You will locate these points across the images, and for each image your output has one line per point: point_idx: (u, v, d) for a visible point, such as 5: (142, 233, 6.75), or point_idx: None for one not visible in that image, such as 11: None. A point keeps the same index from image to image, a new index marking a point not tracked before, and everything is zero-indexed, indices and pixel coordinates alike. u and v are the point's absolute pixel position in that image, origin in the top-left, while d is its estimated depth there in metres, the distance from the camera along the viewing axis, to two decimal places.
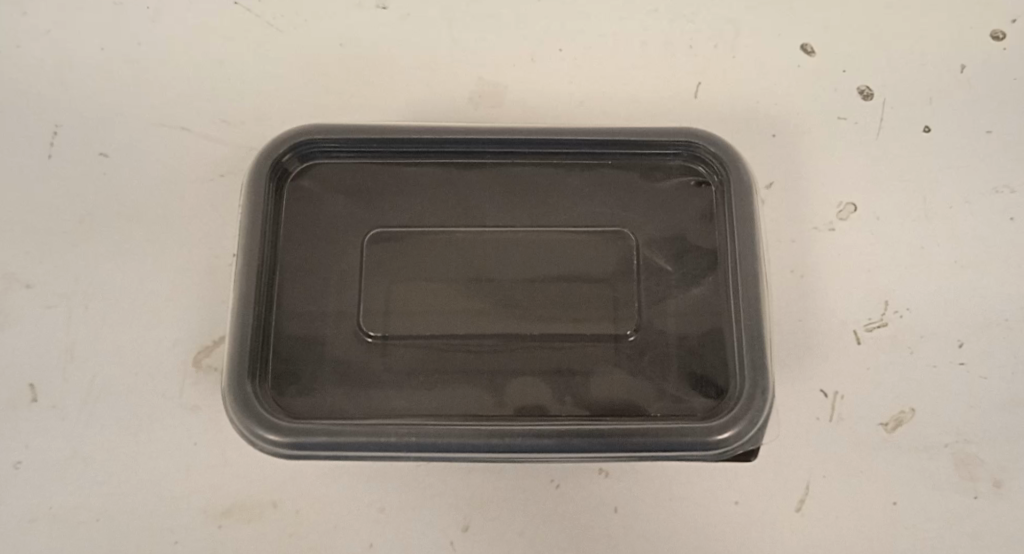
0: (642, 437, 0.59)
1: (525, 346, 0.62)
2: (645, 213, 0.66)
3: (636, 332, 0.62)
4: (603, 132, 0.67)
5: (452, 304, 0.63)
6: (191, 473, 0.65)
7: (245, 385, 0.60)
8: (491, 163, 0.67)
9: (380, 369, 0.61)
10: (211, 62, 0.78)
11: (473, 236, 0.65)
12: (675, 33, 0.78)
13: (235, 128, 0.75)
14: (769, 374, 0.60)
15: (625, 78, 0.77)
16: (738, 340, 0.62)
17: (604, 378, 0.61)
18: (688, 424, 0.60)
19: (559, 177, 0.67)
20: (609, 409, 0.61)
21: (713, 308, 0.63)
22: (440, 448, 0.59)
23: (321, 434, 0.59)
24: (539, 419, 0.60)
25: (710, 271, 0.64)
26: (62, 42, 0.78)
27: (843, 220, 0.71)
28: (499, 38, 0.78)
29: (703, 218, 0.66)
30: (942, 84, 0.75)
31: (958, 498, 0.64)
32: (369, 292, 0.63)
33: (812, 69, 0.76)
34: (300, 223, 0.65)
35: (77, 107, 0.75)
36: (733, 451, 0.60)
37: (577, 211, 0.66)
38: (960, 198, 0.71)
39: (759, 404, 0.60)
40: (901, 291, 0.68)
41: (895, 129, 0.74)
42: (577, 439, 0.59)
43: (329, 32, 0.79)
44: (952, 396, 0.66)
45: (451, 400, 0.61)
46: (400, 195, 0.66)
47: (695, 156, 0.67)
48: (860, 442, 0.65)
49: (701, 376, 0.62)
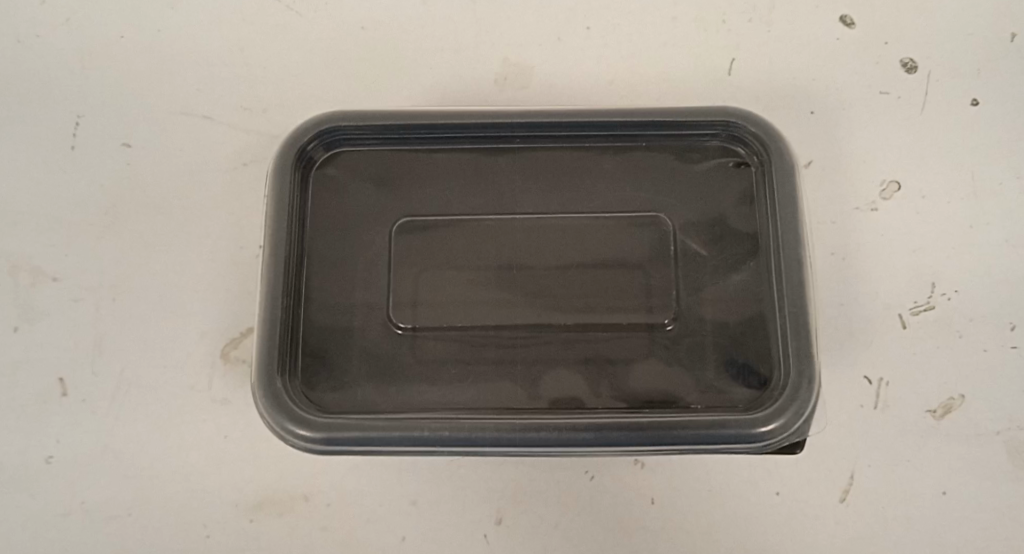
0: (683, 430, 0.57)
1: (558, 337, 0.60)
2: (681, 197, 0.63)
3: (674, 321, 0.60)
4: (637, 113, 0.64)
5: (484, 295, 0.61)
6: (222, 467, 0.64)
7: (275, 380, 0.59)
8: (521, 148, 0.65)
9: (412, 361, 0.60)
10: (232, 49, 0.76)
11: (503, 223, 0.63)
12: (707, 7, 0.76)
13: (257, 116, 0.73)
14: (814, 363, 0.58)
15: (655, 55, 0.74)
16: (782, 328, 0.59)
17: (642, 368, 0.59)
18: (731, 415, 0.58)
19: (591, 161, 0.64)
20: (648, 401, 0.59)
21: (754, 294, 0.61)
22: (474, 443, 0.57)
23: (353, 430, 0.58)
24: (575, 413, 0.58)
25: (750, 256, 0.62)
26: (82, 31, 0.77)
27: (886, 199, 0.68)
28: (525, 17, 0.76)
29: (742, 200, 0.63)
30: (990, 54, 0.72)
31: (1011, 487, 0.62)
32: (398, 283, 0.61)
33: (852, 42, 0.73)
34: (326, 214, 0.64)
35: (99, 96, 0.74)
36: (778, 443, 0.58)
37: (610, 196, 0.64)
38: (1011, 174, 0.68)
39: (805, 396, 0.58)
40: (949, 273, 0.66)
41: (941, 103, 0.71)
42: (616, 433, 0.57)
43: (350, 15, 0.77)
44: (1003, 381, 0.63)
45: (485, 394, 0.59)
46: (428, 183, 0.64)
47: (733, 137, 0.65)
48: (907, 429, 0.63)
49: (743, 365, 0.60)
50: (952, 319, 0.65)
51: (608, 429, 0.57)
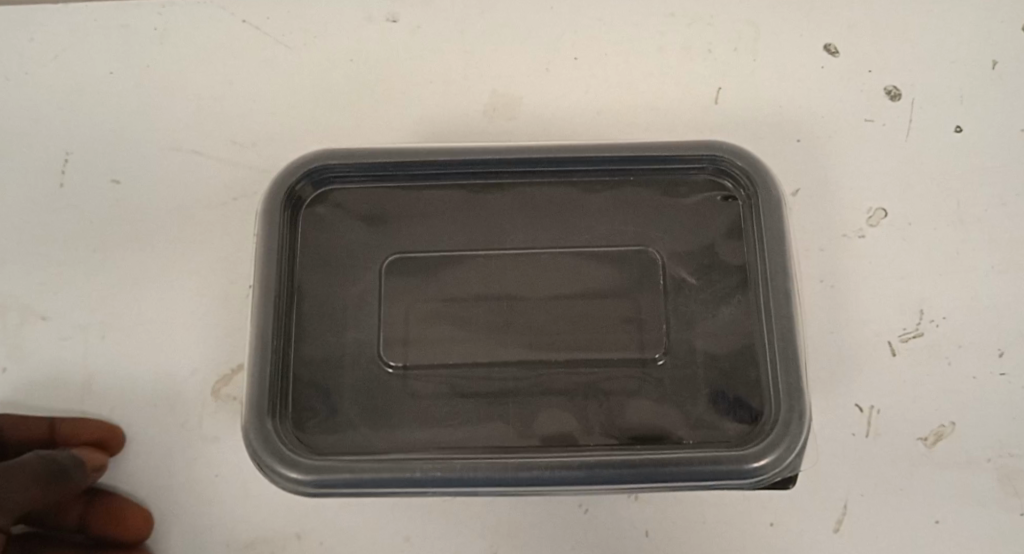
0: (674, 467, 0.57)
1: (549, 373, 0.60)
2: (669, 230, 0.64)
3: (665, 355, 0.60)
4: (624, 147, 0.65)
5: (475, 333, 0.61)
6: (213, 506, 0.64)
7: (266, 422, 0.58)
8: (510, 184, 0.65)
9: (404, 400, 0.60)
10: (220, 84, 0.76)
11: (493, 259, 0.63)
12: (693, 36, 0.76)
13: (246, 151, 0.73)
14: (805, 398, 0.58)
15: (643, 85, 0.75)
16: (771, 362, 0.60)
17: (633, 404, 0.59)
18: (722, 451, 0.58)
19: (579, 196, 0.65)
20: (639, 437, 0.59)
21: (744, 328, 0.61)
22: (466, 483, 0.57)
23: (345, 472, 0.57)
24: (567, 450, 0.58)
25: (739, 289, 0.62)
26: (70, 67, 0.77)
27: (873, 226, 0.68)
28: (512, 48, 0.77)
29: (730, 233, 0.64)
30: (972, 82, 0.73)
31: (1003, 515, 0.62)
32: (389, 321, 0.61)
33: (836, 70, 0.74)
34: (316, 253, 0.64)
35: (88, 133, 0.75)
36: (770, 478, 0.58)
37: (599, 230, 0.64)
38: (996, 201, 0.69)
39: (796, 430, 0.58)
40: (936, 300, 0.66)
41: (925, 131, 0.71)
42: (607, 470, 0.57)
43: (339, 48, 0.77)
44: (993, 409, 0.64)
45: (476, 432, 0.59)
46: (417, 220, 0.64)
47: (721, 170, 0.65)
48: (899, 458, 0.63)
49: (734, 399, 0.60)
50: (942, 347, 0.65)
51: (600, 466, 0.57)
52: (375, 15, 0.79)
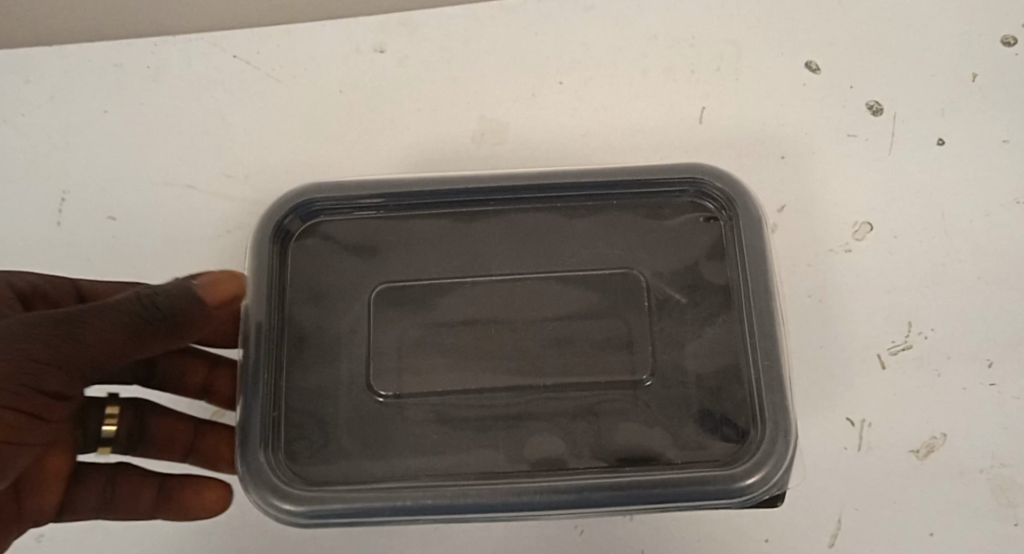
0: (666, 488, 0.55)
1: (539, 397, 0.58)
2: (654, 252, 0.62)
3: (653, 377, 0.58)
4: (605, 172, 0.63)
5: (463, 361, 0.59)
6: (212, 536, 0.64)
7: (257, 454, 0.56)
8: (495, 211, 0.63)
9: (394, 428, 0.58)
10: (213, 118, 0.78)
11: (480, 286, 0.61)
12: (676, 57, 0.77)
13: (240, 184, 0.75)
14: (790, 414, 0.56)
15: (628, 107, 0.76)
16: (756, 381, 0.58)
17: (624, 427, 0.57)
18: (711, 471, 0.56)
19: (563, 222, 0.63)
20: (628, 459, 0.57)
21: (728, 348, 0.59)
22: (455, 511, 0.55)
23: (336, 503, 0.55)
24: (557, 474, 0.56)
25: (723, 309, 0.60)
26: (66, 107, 0.79)
27: (859, 240, 0.69)
28: (498, 74, 0.78)
29: (714, 253, 0.62)
30: (952, 94, 0.73)
31: (997, 526, 0.61)
32: (379, 351, 0.59)
33: (818, 87, 0.75)
34: (307, 284, 0.61)
35: (85, 172, 0.76)
36: (760, 497, 0.56)
37: (584, 255, 0.62)
38: (980, 211, 0.69)
39: (782, 448, 0.56)
40: (924, 312, 0.67)
41: (907, 144, 0.72)
42: (599, 493, 0.55)
43: (328, 80, 0.79)
44: (985, 419, 0.64)
45: (467, 459, 0.57)
46: (404, 248, 0.62)
47: (702, 193, 0.63)
48: (891, 470, 0.63)
49: (720, 418, 0.58)
50: (931, 358, 0.65)
51: (590, 490, 0.55)
52: (363, 47, 0.80)
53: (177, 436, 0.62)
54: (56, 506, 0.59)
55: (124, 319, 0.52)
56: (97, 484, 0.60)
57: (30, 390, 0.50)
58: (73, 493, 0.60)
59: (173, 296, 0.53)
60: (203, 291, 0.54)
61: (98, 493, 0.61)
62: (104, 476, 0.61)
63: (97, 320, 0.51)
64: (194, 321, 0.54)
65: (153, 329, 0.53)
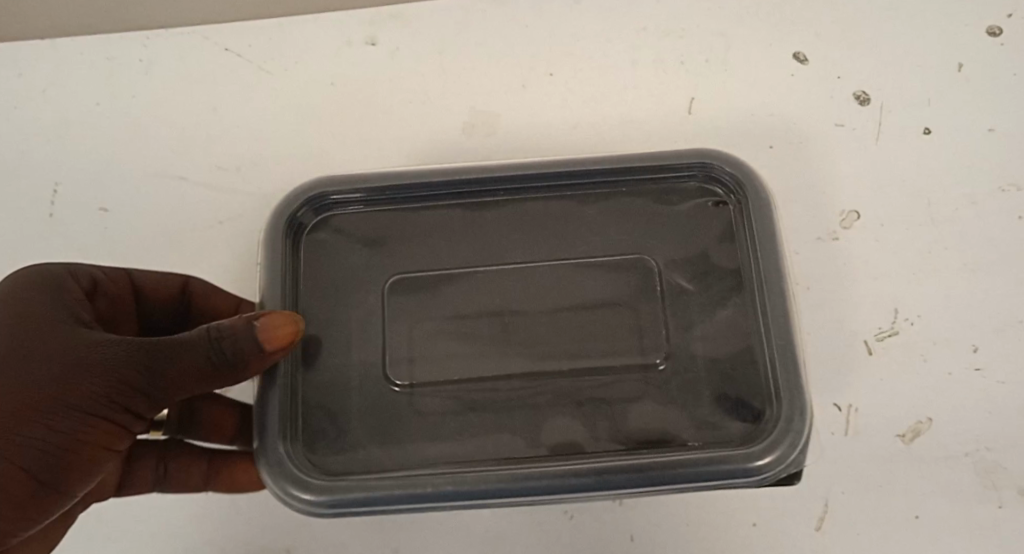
0: (685, 470, 0.53)
1: (553, 382, 0.57)
2: (665, 238, 0.60)
3: (666, 361, 0.57)
4: (615, 159, 0.61)
5: (475, 347, 0.58)
6: (204, 524, 0.65)
7: (278, 446, 0.54)
8: (504, 200, 0.62)
9: (409, 415, 0.56)
10: (206, 110, 0.78)
11: (491, 273, 0.59)
12: (666, 49, 0.78)
13: (232, 174, 0.75)
14: (806, 394, 0.54)
15: (618, 98, 0.76)
16: (770, 361, 0.56)
17: (640, 411, 0.56)
18: (727, 450, 0.54)
19: (573, 210, 0.61)
20: (646, 442, 0.55)
21: (741, 330, 0.57)
22: (472, 495, 0.53)
23: (355, 490, 0.53)
24: (574, 457, 0.54)
25: (734, 292, 0.58)
26: (59, 100, 0.79)
27: (847, 228, 0.70)
28: (488, 66, 0.78)
29: (724, 238, 0.60)
30: (938, 84, 0.74)
31: (982, 509, 0.62)
32: (392, 339, 0.58)
33: (806, 78, 0.76)
34: (321, 276, 0.60)
35: (77, 164, 0.76)
36: (777, 476, 0.54)
37: (595, 242, 0.60)
38: (966, 199, 0.70)
39: (799, 426, 0.54)
40: (910, 299, 0.67)
41: (894, 133, 0.73)
42: (617, 476, 0.53)
43: (320, 72, 0.79)
44: (970, 404, 0.64)
45: (485, 444, 0.55)
46: (416, 238, 0.61)
47: (710, 177, 0.62)
48: (878, 455, 0.63)
49: (735, 400, 0.56)
50: (918, 344, 0.66)
51: (608, 473, 0.53)
52: (355, 39, 0.80)
53: (225, 420, 0.63)
54: (115, 483, 0.61)
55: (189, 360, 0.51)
56: (149, 463, 0.62)
57: (123, 410, 0.51)
58: (130, 472, 0.61)
59: (240, 339, 0.51)
60: (261, 334, 0.51)
61: (150, 471, 0.62)
62: (155, 455, 0.63)
63: (171, 356, 0.51)
64: (252, 364, 0.52)
65: (219, 371, 0.51)
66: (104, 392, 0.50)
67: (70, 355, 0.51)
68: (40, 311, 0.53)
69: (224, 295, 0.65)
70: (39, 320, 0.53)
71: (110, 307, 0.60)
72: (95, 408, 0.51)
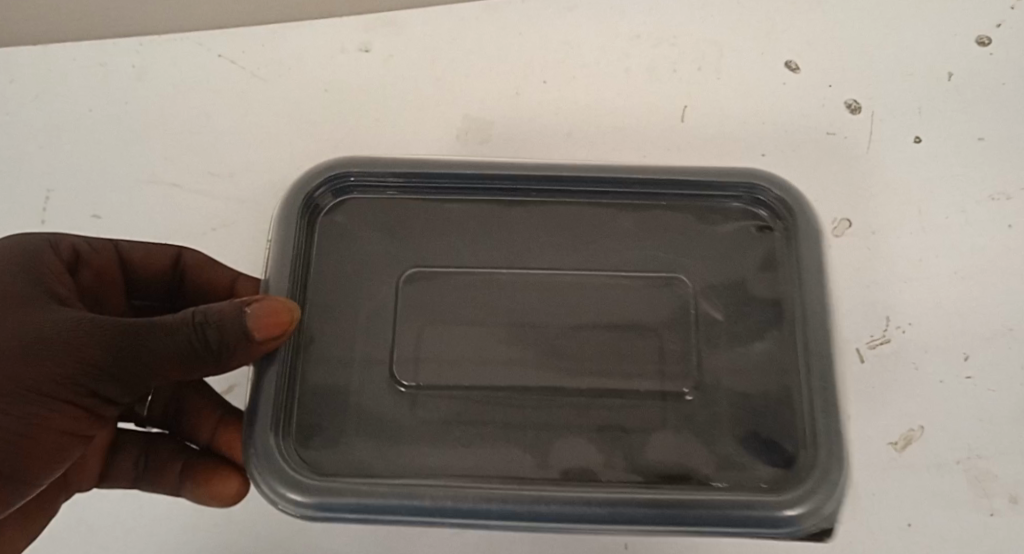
0: (707, 509, 0.48)
1: (568, 402, 0.52)
2: (702, 256, 0.56)
3: (695, 389, 0.52)
4: (660, 169, 0.58)
5: (494, 356, 0.53)
6: (198, 533, 0.64)
7: (266, 437, 0.49)
8: (536, 201, 0.58)
9: (414, 423, 0.51)
10: (199, 118, 0.78)
11: (516, 278, 0.55)
12: (659, 57, 0.78)
13: (226, 182, 0.75)
14: (844, 443, 0.50)
15: (611, 105, 0.76)
16: (809, 407, 0.51)
17: (654, 440, 0.51)
18: (756, 495, 0.49)
19: (606, 216, 0.57)
20: (666, 476, 0.50)
21: (778, 366, 0.53)
22: (475, 517, 0.48)
23: (347, 496, 0.48)
24: (586, 486, 0.49)
25: (775, 324, 0.54)
26: (51, 106, 0.79)
27: (839, 236, 0.70)
28: (482, 74, 0.79)
29: (765, 266, 0.56)
30: (929, 93, 0.75)
31: (974, 517, 0.62)
32: (402, 340, 0.53)
33: (798, 86, 0.76)
34: (330, 263, 0.55)
35: (69, 172, 0.76)
36: (807, 529, 0.49)
37: (626, 254, 0.56)
38: (957, 208, 0.71)
39: (835, 477, 0.49)
40: (902, 307, 0.68)
41: (885, 142, 0.73)
42: (632, 509, 0.48)
43: (314, 79, 0.79)
44: (960, 411, 0.65)
45: (493, 459, 0.50)
46: (438, 235, 0.57)
47: (757, 200, 0.58)
48: (872, 462, 0.63)
49: (766, 441, 0.51)
50: (909, 352, 0.66)
51: (623, 505, 0.48)
52: (349, 47, 0.80)
53: (206, 418, 0.61)
54: (98, 473, 0.60)
55: (167, 346, 0.47)
56: (132, 454, 0.61)
57: (88, 393, 0.48)
58: (113, 462, 0.61)
59: (224, 325, 0.47)
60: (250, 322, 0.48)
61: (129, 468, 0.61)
62: (139, 447, 0.62)
63: (149, 342, 0.47)
64: (236, 354, 0.48)
65: (200, 358, 0.48)
66: (69, 375, 0.47)
67: (36, 331, 0.48)
68: (5, 287, 0.50)
69: (221, 269, 0.63)
70: (3, 296, 0.49)
71: (95, 282, 0.58)
72: (57, 391, 0.48)
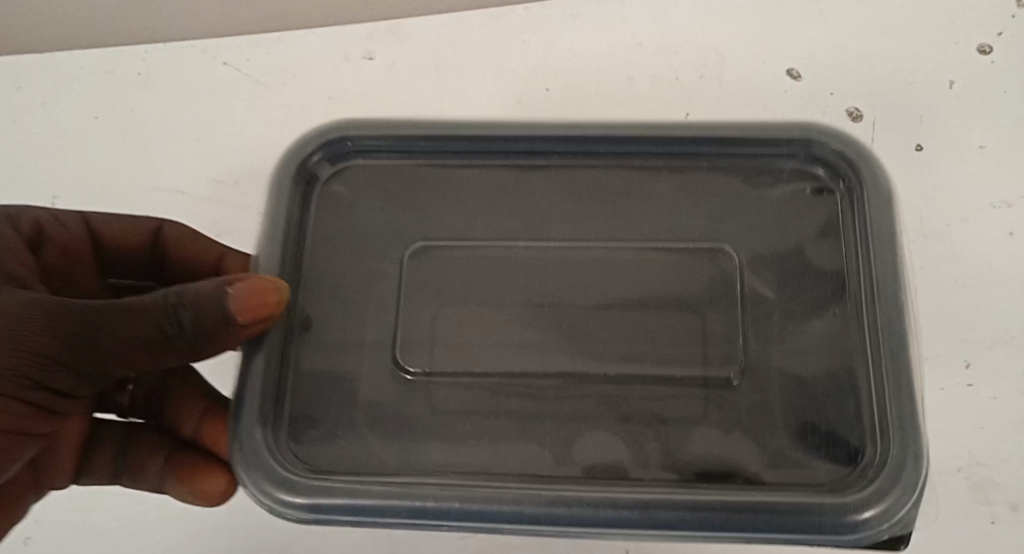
0: (765, 513, 0.44)
1: (598, 391, 0.49)
2: (746, 225, 0.53)
3: (740, 376, 0.49)
4: (704, 129, 0.56)
5: (511, 338, 0.51)
6: (198, 537, 0.65)
7: (254, 432, 0.48)
8: (558, 165, 0.56)
9: (425, 413, 0.50)
10: (203, 124, 0.78)
11: (536, 252, 0.53)
12: (661, 64, 0.79)
13: (229, 189, 0.76)
14: (922, 433, 0.45)
15: (614, 112, 0.77)
16: (877, 395, 0.47)
17: (697, 434, 0.48)
18: (811, 496, 0.45)
19: (641, 180, 0.55)
20: (705, 475, 0.47)
21: (838, 349, 0.49)
22: (490, 518, 0.46)
23: (341, 494, 0.46)
24: (616, 484, 0.46)
25: (836, 299, 0.51)
26: (57, 114, 0.80)
27: None
28: (485, 81, 0.79)
29: (825, 233, 0.53)
30: (930, 101, 0.75)
31: (974, 525, 0.62)
32: (408, 320, 0.52)
33: (800, 93, 0.76)
34: (331, 237, 0.55)
35: (75, 179, 0.77)
36: (876, 537, 0.44)
37: (659, 222, 0.54)
38: (958, 215, 0.71)
39: (910, 475, 0.44)
40: None
41: (886, 149, 0.73)
42: (670, 511, 0.45)
43: (318, 86, 0.80)
44: (961, 418, 0.65)
45: (502, 455, 0.48)
46: (450, 205, 0.56)
47: (813, 158, 0.55)
48: None
49: (826, 436, 0.47)
50: None
51: (656, 507, 0.45)
52: (353, 54, 0.81)
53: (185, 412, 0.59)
54: (76, 466, 0.59)
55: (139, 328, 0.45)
56: (112, 446, 0.60)
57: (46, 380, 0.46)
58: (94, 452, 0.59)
59: (202, 305, 0.46)
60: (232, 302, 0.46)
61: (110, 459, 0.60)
62: (119, 438, 0.60)
63: (119, 324, 0.45)
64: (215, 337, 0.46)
65: (175, 341, 0.46)
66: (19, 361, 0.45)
67: None
68: None
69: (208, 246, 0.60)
70: None
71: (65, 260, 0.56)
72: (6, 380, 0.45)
